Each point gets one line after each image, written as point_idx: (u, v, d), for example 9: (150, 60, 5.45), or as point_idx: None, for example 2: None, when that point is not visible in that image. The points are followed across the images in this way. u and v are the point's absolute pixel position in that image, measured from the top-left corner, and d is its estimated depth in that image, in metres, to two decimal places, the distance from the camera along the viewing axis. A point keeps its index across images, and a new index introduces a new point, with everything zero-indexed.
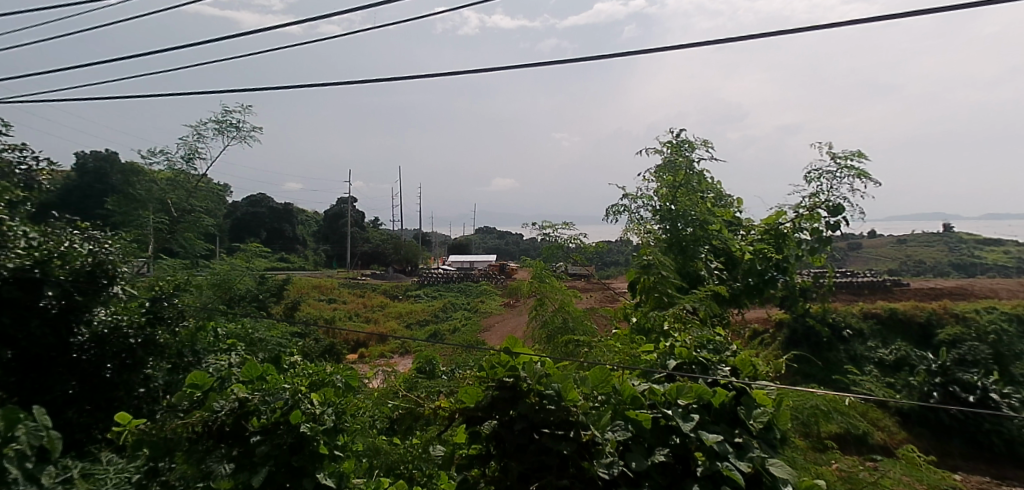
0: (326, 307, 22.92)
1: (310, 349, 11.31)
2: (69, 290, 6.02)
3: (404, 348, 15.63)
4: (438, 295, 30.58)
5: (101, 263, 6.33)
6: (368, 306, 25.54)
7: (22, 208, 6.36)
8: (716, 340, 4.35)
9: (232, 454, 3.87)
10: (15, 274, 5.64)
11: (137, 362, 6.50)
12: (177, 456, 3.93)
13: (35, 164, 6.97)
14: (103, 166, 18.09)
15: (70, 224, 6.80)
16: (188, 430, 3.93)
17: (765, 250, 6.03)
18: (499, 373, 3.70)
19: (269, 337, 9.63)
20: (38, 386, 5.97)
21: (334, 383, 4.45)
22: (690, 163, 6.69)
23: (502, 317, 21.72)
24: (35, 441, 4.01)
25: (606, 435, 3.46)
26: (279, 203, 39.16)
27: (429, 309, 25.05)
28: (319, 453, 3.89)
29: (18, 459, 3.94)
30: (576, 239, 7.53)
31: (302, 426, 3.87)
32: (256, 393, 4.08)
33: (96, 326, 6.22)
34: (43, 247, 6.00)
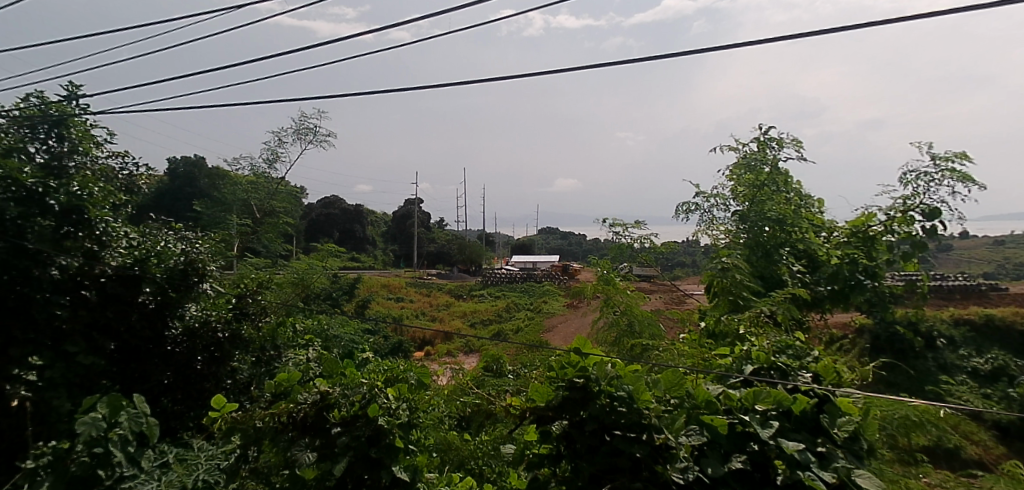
0: (394, 306, 23.57)
1: (380, 346, 11.72)
2: (164, 286, 6.47)
3: (470, 347, 15.89)
4: (503, 295, 30.86)
5: (192, 261, 6.74)
6: (435, 304, 26.13)
7: (124, 211, 6.89)
8: (796, 346, 4.21)
9: (315, 444, 4.05)
10: (117, 271, 6.16)
11: (224, 355, 6.84)
12: (263, 444, 4.15)
13: (136, 169, 7.51)
14: (191, 168, 19.22)
15: (165, 225, 7.30)
16: (274, 420, 4.15)
17: (853, 255, 5.78)
18: (569, 373, 3.70)
19: (343, 334, 10.04)
20: (139, 375, 6.41)
21: (408, 379, 4.57)
22: (772, 163, 6.55)
23: (566, 317, 21.75)
24: (135, 426, 4.37)
25: (680, 439, 3.41)
26: (350, 205, 40.63)
27: (494, 308, 25.34)
28: (394, 447, 4.01)
29: (122, 443, 4.30)
30: (645, 240, 7.42)
31: (379, 419, 4.01)
32: (336, 387, 4.26)
33: (187, 320, 6.62)
34: (142, 246, 6.52)
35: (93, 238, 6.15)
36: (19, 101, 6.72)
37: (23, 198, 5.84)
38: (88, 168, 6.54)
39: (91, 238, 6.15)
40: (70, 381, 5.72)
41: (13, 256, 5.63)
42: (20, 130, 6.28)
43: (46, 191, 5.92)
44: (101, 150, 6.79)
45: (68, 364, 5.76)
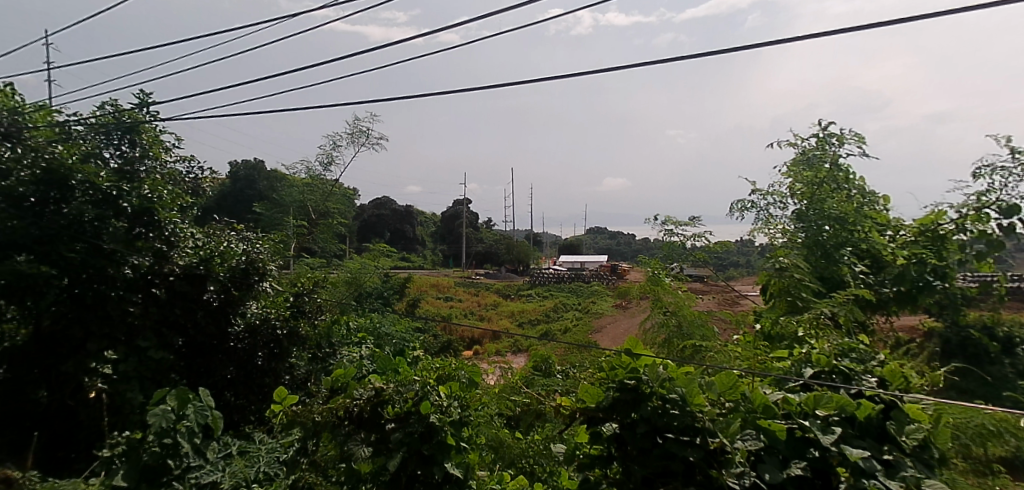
0: (444, 305, 23.85)
1: (429, 345, 11.89)
2: (227, 285, 6.74)
3: (517, 346, 15.93)
4: (551, 295, 30.80)
5: (253, 261, 6.99)
6: (483, 304, 26.29)
7: (190, 213, 7.23)
8: (860, 349, 4.05)
9: (370, 439, 4.15)
10: (185, 271, 6.48)
11: (283, 351, 7.08)
12: (322, 437, 4.29)
13: (201, 173, 7.86)
14: (252, 172, 20.06)
15: (228, 226, 7.62)
16: (331, 414, 4.27)
17: (920, 255, 5.49)
18: (619, 374, 3.67)
19: (395, 332, 10.24)
20: (203, 370, 6.71)
21: (459, 378, 4.59)
22: (833, 159, 6.31)
23: (615, 318, 21.53)
24: (200, 419, 4.61)
25: (736, 443, 3.33)
26: (400, 206, 41.38)
27: (541, 308, 25.30)
28: (445, 444, 4.06)
29: (188, 435, 4.56)
30: (698, 237, 7.28)
31: (431, 417, 4.08)
32: (390, 383, 4.36)
33: (248, 317, 6.90)
34: (207, 246, 6.81)
35: (161, 238, 6.45)
36: (96, 109, 7.12)
37: (99, 201, 6.22)
38: (157, 172, 6.89)
39: (161, 239, 6.46)
40: (141, 375, 6.04)
41: (91, 256, 5.99)
42: (97, 138, 6.68)
43: (120, 194, 6.28)
44: (169, 155, 7.13)
45: (140, 358, 6.08)
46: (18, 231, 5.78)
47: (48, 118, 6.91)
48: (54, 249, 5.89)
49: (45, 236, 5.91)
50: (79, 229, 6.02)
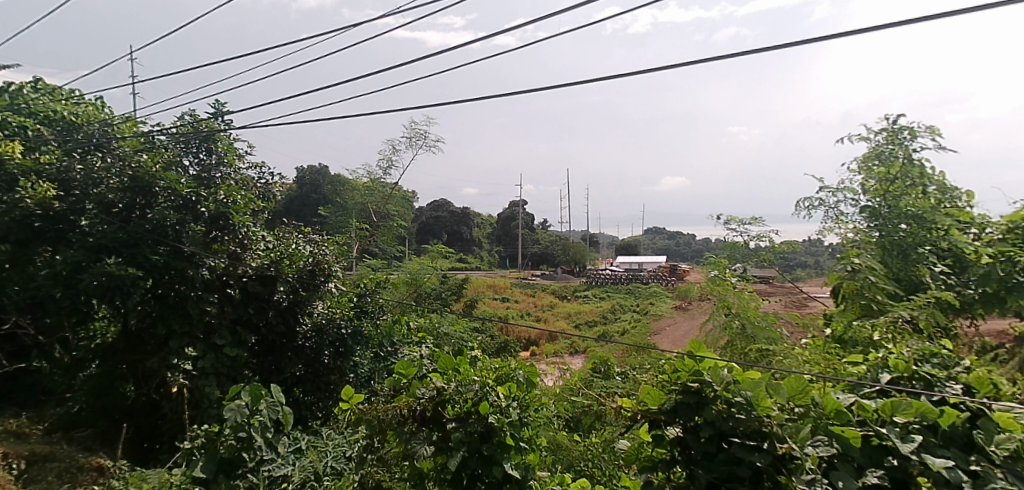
0: (500, 306, 24.07)
1: (487, 345, 12.03)
2: (295, 285, 7.01)
3: (574, 347, 15.84)
4: (607, 296, 30.54)
5: (319, 262, 7.28)
6: (539, 305, 26.36)
7: (261, 217, 7.58)
8: (943, 354, 3.83)
9: (432, 438, 4.19)
10: (257, 272, 6.80)
11: (347, 350, 7.26)
12: (387, 434, 4.41)
13: (271, 178, 8.23)
14: (316, 178, 20.95)
15: (296, 229, 7.94)
16: (396, 412, 4.38)
17: (1010, 253, 5.08)
18: (683, 377, 3.60)
19: (454, 332, 10.43)
20: (275, 367, 7.02)
21: (517, 377, 4.62)
22: (909, 154, 6.00)
23: (674, 320, 21.12)
24: (273, 415, 4.82)
25: (806, 450, 3.21)
26: (458, 208, 41.99)
27: (598, 309, 25.12)
28: (505, 444, 4.10)
29: (261, 429, 4.75)
30: (764, 237, 7.07)
31: (490, 417, 4.14)
32: (451, 383, 4.42)
33: (315, 317, 7.17)
34: (277, 249, 7.13)
35: (235, 240, 6.78)
36: (177, 120, 7.58)
37: (179, 206, 6.60)
38: (232, 178, 7.27)
39: (235, 241, 6.80)
40: (219, 371, 6.36)
41: (172, 258, 6.37)
42: (177, 147, 7.12)
43: (198, 199, 6.64)
44: (242, 161, 7.51)
45: (217, 355, 6.41)
46: (109, 235, 6.24)
47: (134, 130, 7.43)
48: (139, 252, 6.29)
49: (133, 239, 6.33)
50: (162, 233, 6.41)
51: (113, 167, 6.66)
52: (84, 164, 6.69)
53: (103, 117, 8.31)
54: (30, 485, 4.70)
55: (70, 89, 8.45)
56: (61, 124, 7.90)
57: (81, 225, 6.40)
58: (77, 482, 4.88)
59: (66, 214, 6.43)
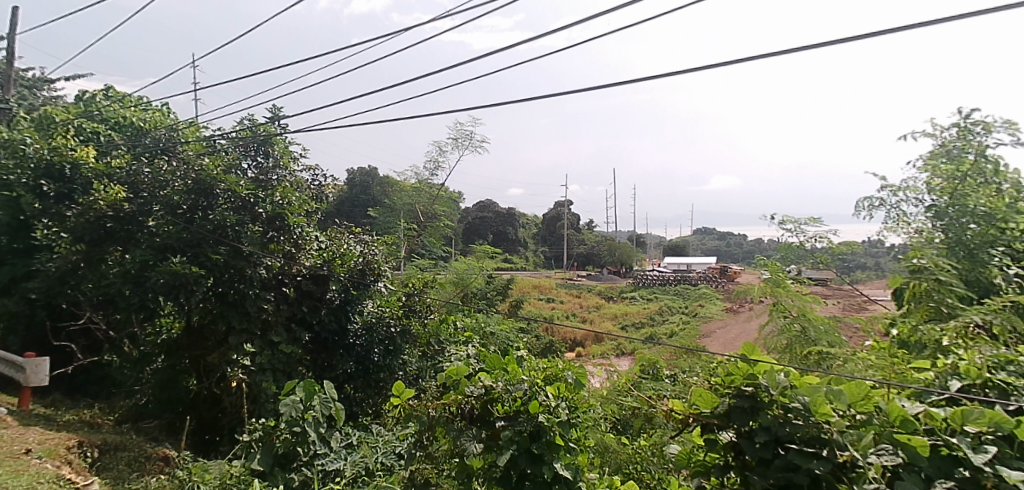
0: (545, 306, 24.03)
1: (533, 345, 12.05)
2: (347, 284, 7.19)
3: (621, 349, 15.69)
4: (655, 298, 30.07)
5: (369, 262, 7.43)
6: (585, 306, 26.20)
7: (314, 217, 7.79)
8: (1021, 361, 3.60)
9: (481, 436, 4.20)
10: (311, 272, 7.01)
11: (397, 348, 7.37)
12: (437, 431, 4.42)
13: (324, 180, 8.46)
14: (366, 179, 21.62)
15: (347, 229, 8.14)
16: (445, 410, 4.41)
17: None
18: (737, 381, 3.51)
19: (500, 332, 10.50)
20: (327, 364, 7.20)
21: (566, 378, 4.59)
22: (980, 150, 5.70)
23: (725, 323, 20.63)
24: (325, 410, 4.94)
25: (869, 458, 3.08)
26: (503, 208, 42.24)
27: (646, 311, 24.78)
28: (554, 444, 4.11)
29: (314, 424, 4.88)
30: (822, 238, 6.84)
31: (539, 416, 4.15)
32: (499, 381, 4.40)
33: (365, 315, 7.32)
34: (329, 249, 7.33)
35: (290, 240, 7.01)
36: (236, 125, 7.90)
37: (238, 207, 6.85)
38: (287, 180, 7.53)
39: (290, 241, 7.01)
40: (275, 367, 6.56)
41: (232, 258, 6.61)
42: (236, 150, 7.42)
43: (256, 200, 6.89)
44: (297, 164, 7.78)
45: (273, 352, 6.61)
46: (174, 235, 6.54)
47: (196, 135, 7.78)
48: (202, 251, 6.57)
49: (196, 239, 6.61)
50: (222, 233, 6.66)
51: (178, 170, 6.98)
52: (150, 168, 7.07)
53: (168, 123, 8.74)
54: (103, 471, 4.91)
55: (138, 97, 8.92)
56: (130, 129, 8.34)
57: (148, 225, 6.72)
58: (144, 470, 5.09)
59: (135, 216, 6.77)
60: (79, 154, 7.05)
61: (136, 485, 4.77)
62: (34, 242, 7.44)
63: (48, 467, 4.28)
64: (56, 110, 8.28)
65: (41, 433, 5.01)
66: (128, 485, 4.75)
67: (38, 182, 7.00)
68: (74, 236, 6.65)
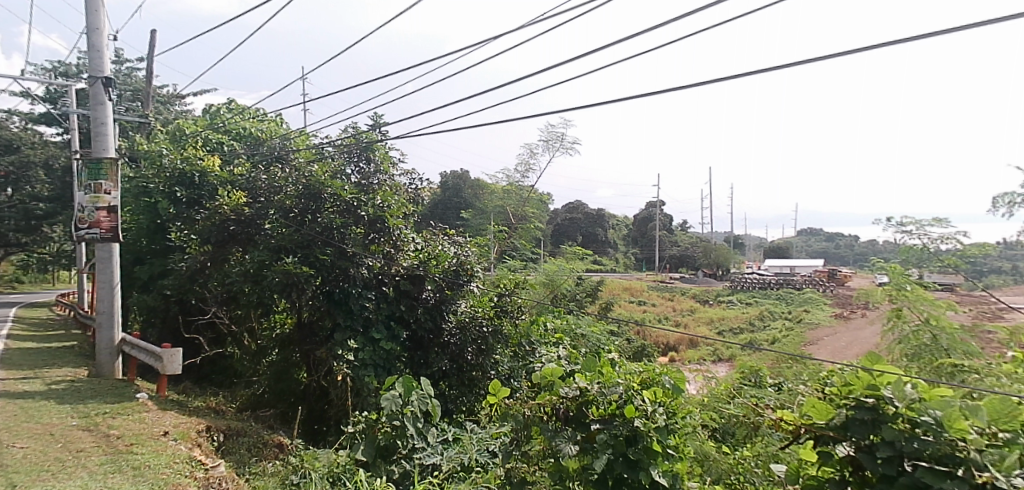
0: (636, 309, 23.58)
1: (625, 348, 11.86)
2: (441, 285, 7.41)
3: (718, 355, 15.11)
4: (754, 302, 28.69)
5: (462, 263, 7.63)
6: (679, 309, 25.45)
7: (411, 220, 8.09)
8: None
9: (577, 437, 4.13)
10: (408, 273, 7.30)
11: (489, 347, 7.47)
12: (532, 431, 4.38)
13: (420, 184, 8.78)
14: (457, 182, 22.19)
15: (442, 231, 8.39)
16: (540, 409, 4.39)
17: None
18: (856, 391, 3.27)
19: (591, 334, 10.43)
20: (423, 361, 7.42)
21: (663, 383, 4.44)
22: None
23: (834, 330, 19.31)
24: (422, 405, 5.27)
25: (1014, 480, 2.72)
26: (592, 208, 41.93)
27: (744, 315, 23.70)
28: (651, 449, 4.01)
29: (413, 419, 5.17)
30: (949, 239, 6.27)
31: (636, 421, 4.05)
32: (594, 383, 4.34)
33: (459, 315, 7.48)
34: (426, 250, 7.59)
35: (389, 242, 7.34)
36: (341, 132, 8.37)
37: (343, 210, 7.25)
38: (387, 184, 7.90)
39: (389, 242, 7.35)
40: (375, 363, 6.83)
41: (337, 258, 7.00)
42: (341, 157, 7.87)
43: (359, 204, 7.28)
44: (396, 168, 8.15)
45: (374, 348, 6.90)
46: (287, 237, 7.01)
47: (306, 144, 8.33)
48: (311, 252, 6.98)
49: (305, 240, 7.04)
50: (329, 236, 7.07)
51: (290, 176, 7.48)
52: (266, 174, 7.62)
53: (282, 132, 9.40)
54: (227, 454, 5.34)
55: (256, 109, 9.68)
56: (249, 139, 9.06)
57: (264, 228, 7.25)
58: (262, 455, 5.48)
59: (254, 219, 7.29)
60: (206, 163, 7.75)
61: (255, 469, 5.11)
62: (169, 243, 8.25)
63: (182, 448, 4.68)
64: (188, 124, 9.16)
65: (175, 417, 5.54)
66: (248, 468, 5.12)
67: (173, 189, 7.76)
68: (202, 238, 7.31)
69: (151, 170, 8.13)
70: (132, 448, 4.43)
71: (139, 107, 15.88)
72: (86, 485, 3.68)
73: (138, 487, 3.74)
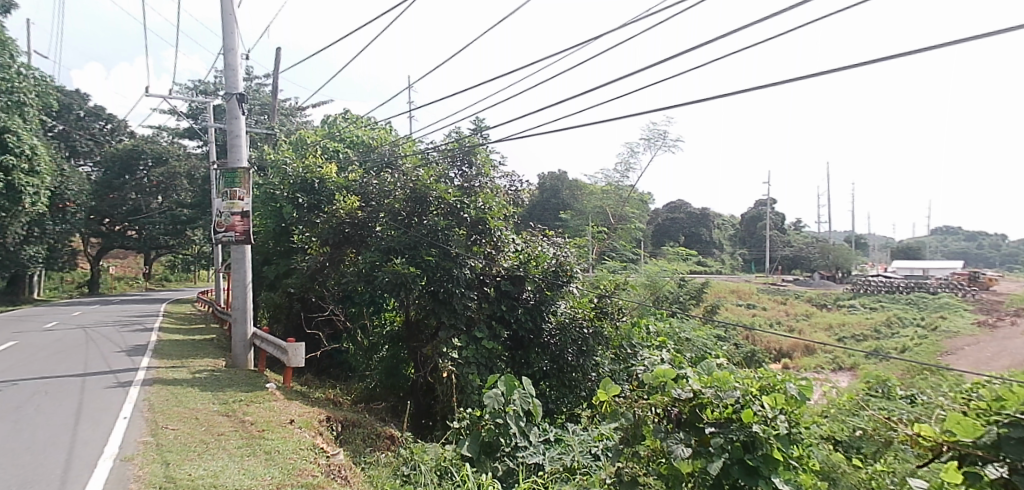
0: (745, 313, 22.46)
1: (734, 353, 11.33)
2: (542, 285, 7.44)
3: (839, 363, 14.06)
4: (879, 307, 26.40)
5: (561, 264, 7.61)
6: (792, 314, 23.95)
7: (510, 221, 8.21)
8: None
9: (689, 440, 3.97)
10: (509, 273, 7.41)
11: (589, 349, 7.39)
12: (643, 430, 4.25)
13: (519, 185, 8.89)
14: (556, 183, 22.28)
15: (541, 232, 8.43)
16: (652, 410, 4.28)
17: None
18: (1011, 406, 2.89)
19: (696, 338, 10.06)
20: (524, 360, 7.50)
21: (786, 390, 4.17)
22: None
23: (977, 340, 17.34)
24: (524, 404, 5.36)
25: None
26: (696, 208, 40.44)
27: (868, 321, 21.85)
28: (772, 457, 3.76)
29: (515, 418, 5.29)
30: None
31: (754, 426, 3.84)
32: (709, 387, 4.16)
33: (559, 316, 7.47)
34: (526, 251, 7.66)
35: (490, 243, 7.48)
36: (445, 137, 8.66)
37: (447, 213, 7.47)
38: (488, 187, 8.08)
39: (490, 244, 7.49)
40: (478, 361, 6.99)
41: (441, 259, 7.21)
42: (445, 161, 8.15)
43: (462, 206, 7.49)
44: (496, 171, 8.32)
45: (477, 347, 7.07)
46: (396, 239, 7.33)
47: (412, 149, 8.68)
48: (418, 253, 7.26)
49: (413, 241, 7.32)
50: (434, 237, 7.29)
51: (398, 181, 7.81)
52: (377, 179, 8.02)
53: (391, 139, 9.87)
54: (344, 443, 5.66)
55: (367, 117, 10.23)
56: (362, 146, 9.60)
57: (375, 230, 7.63)
58: (375, 446, 5.75)
59: (366, 222, 7.69)
60: (325, 171, 8.31)
61: (369, 458, 5.38)
62: (292, 245, 8.93)
63: (306, 436, 5.04)
64: (308, 134, 9.86)
65: (300, 407, 5.97)
66: (364, 457, 5.37)
67: (296, 195, 8.37)
68: (322, 240, 7.84)
69: (277, 179, 8.82)
70: (263, 433, 4.81)
71: (266, 119, 17.31)
72: (226, 466, 4.04)
73: (269, 470, 4.05)
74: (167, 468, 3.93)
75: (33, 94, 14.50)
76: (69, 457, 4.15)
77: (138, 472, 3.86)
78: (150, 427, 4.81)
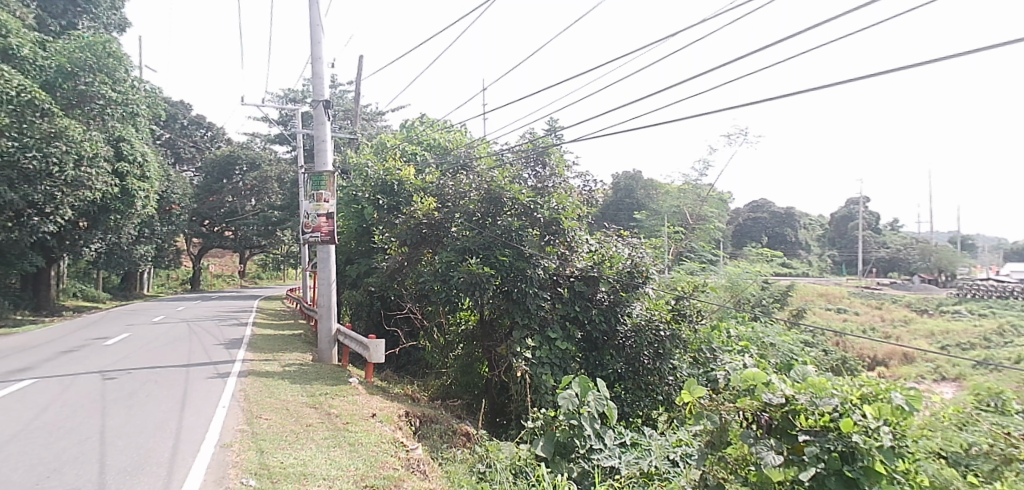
0: (835, 318, 21.19)
1: (823, 361, 10.71)
2: (616, 286, 7.35)
3: (944, 374, 12.98)
4: (990, 313, 24.21)
5: (637, 265, 7.47)
6: (888, 319, 22.38)
7: (584, 222, 8.15)
8: None
9: (780, 447, 3.79)
10: (582, 273, 7.35)
11: (666, 352, 7.19)
12: (731, 436, 4.09)
13: (593, 185, 8.81)
14: (631, 183, 21.90)
15: (615, 232, 8.32)
16: (740, 415, 4.09)
17: None
18: None
19: (782, 343, 9.59)
20: (598, 362, 7.38)
21: (890, 400, 3.90)
22: None
23: None
24: (600, 406, 5.30)
25: None
26: (780, 207, 38.65)
27: (976, 329, 20.09)
28: (873, 470, 3.53)
29: (590, 420, 5.24)
30: None
31: (854, 437, 3.61)
32: (803, 393, 3.96)
33: (635, 317, 7.32)
34: (600, 252, 7.58)
35: (564, 243, 7.46)
36: (519, 139, 8.72)
37: (521, 213, 7.51)
38: (562, 187, 8.06)
39: (564, 244, 7.48)
40: (552, 362, 6.96)
41: (516, 259, 7.26)
42: (519, 162, 8.20)
43: (536, 206, 7.50)
44: (570, 171, 8.29)
45: (551, 347, 7.05)
46: (471, 239, 7.44)
47: (486, 150, 8.79)
48: (492, 253, 7.33)
49: (487, 242, 7.40)
50: (508, 238, 7.34)
51: (474, 182, 7.93)
52: (453, 181, 8.16)
53: (466, 141, 10.04)
54: (422, 438, 5.80)
55: (444, 121, 10.47)
56: (438, 149, 9.83)
57: (451, 231, 7.78)
58: (452, 442, 5.85)
59: (442, 223, 7.86)
60: (404, 173, 8.57)
61: (446, 454, 5.47)
62: (373, 245, 9.26)
63: (386, 429, 5.20)
64: (388, 138, 10.21)
65: (381, 401, 6.18)
66: (441, 452, 5.47)
67: (377, 197, 8.69)
68: (401, 240, 8.09)
69: (359, 181, 9.16)
70: (347, 426, 5.01)
71: (350, 124, 18.03)
72: (315, 455, 4.24)
73: (354, 461, 4.22)
74: (261, 455, 4.17)
75: (145, 105, 15.75)
76: (176, 441, 4.47)
77: (235, 458, 4.11)
78: (246, 416, 5.12)
